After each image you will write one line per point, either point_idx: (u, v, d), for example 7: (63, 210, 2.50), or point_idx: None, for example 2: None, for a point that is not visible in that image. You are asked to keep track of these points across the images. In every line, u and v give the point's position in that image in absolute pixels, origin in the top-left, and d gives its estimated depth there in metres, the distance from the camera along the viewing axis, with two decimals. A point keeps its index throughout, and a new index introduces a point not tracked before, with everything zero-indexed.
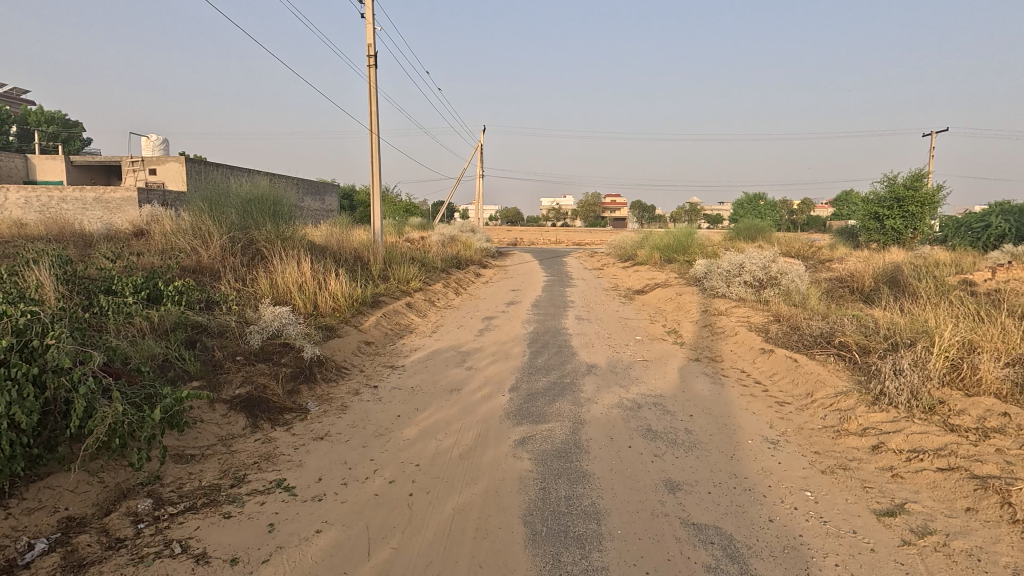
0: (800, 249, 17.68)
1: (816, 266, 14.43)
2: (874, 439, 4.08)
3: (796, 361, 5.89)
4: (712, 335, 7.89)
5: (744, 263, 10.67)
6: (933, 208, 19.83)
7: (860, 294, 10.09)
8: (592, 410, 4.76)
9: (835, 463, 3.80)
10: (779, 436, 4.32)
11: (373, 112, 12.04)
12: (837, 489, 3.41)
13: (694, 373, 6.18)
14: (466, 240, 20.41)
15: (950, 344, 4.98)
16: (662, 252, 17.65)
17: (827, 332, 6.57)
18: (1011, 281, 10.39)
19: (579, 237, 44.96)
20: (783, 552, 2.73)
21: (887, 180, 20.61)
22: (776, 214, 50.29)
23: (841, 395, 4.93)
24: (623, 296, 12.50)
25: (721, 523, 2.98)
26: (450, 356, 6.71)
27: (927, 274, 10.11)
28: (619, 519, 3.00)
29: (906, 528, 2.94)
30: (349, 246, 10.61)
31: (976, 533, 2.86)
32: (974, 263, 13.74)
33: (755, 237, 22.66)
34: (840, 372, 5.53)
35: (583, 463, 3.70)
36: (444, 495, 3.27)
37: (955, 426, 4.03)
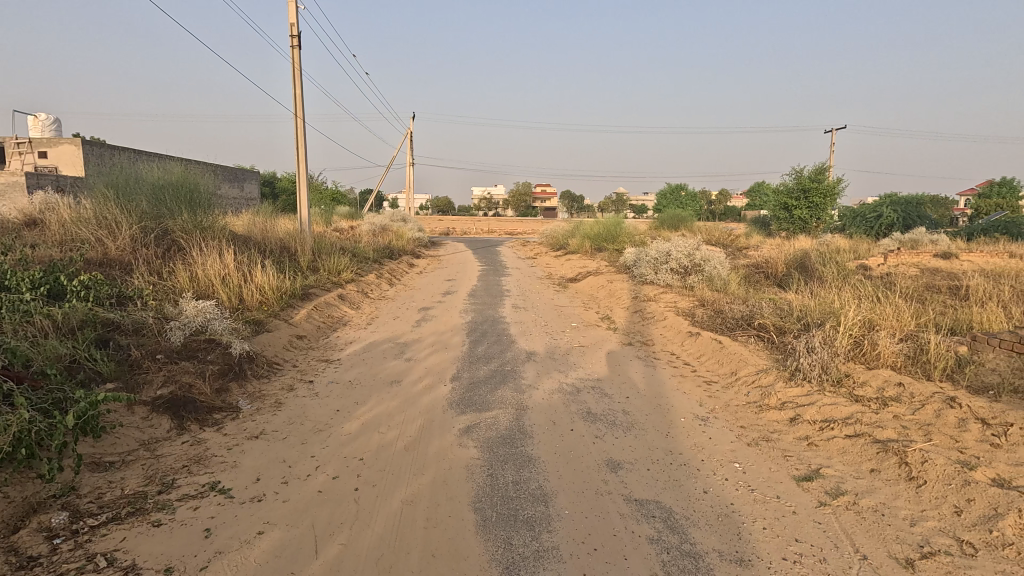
0: (720, 237, 18.74)
1: (733, 253, 15.38)
2: (791, 411, 4.44)
3: (720, 343, 6.28)
4: (643, 320, 8.25)
5: (670, 252, 11.18)
6: (834, 199, 21.61)
7: (774, 279, 10.86)
8: (533, 396, 4.86)
9: (758, 435, 4.11)
10: (709, 413, 4.59)
11: (297, 95, 11.49)
12: (761, 459, 3.69)
13: (628, 357, 6.43)
14: (397, 230, 20.03)
15: (853, 323, 5.48)
16: (592, 241, 18.12)
17: (747, 315, 7.04)
18: (899, 266, 11.54)
19: (511, 226, 45.28)
20: (717, 519, 2.93)
21: (795, 172, 22.22)
22: (695, 204, 52.81)
23: (761, 373, 5.31)
24: (557, 284, 12.76)
25: (661, 497, 3.14)
26: (387, 348, 6.60)
27: (829, 260, 11.06)
28: (566, 500, 3.09)
29: (821, 491, 3.23)
30: (274, 236, 10.10)
31: (880, 492, 3.19)
32: (869, 249, 15.17)
33: (677, 225, 23.82)
34: (760, 351, 5.94)
35: (528, 448, 3.76)
36: (391, 487, 3.23)
37: (859, 397, 4.46)
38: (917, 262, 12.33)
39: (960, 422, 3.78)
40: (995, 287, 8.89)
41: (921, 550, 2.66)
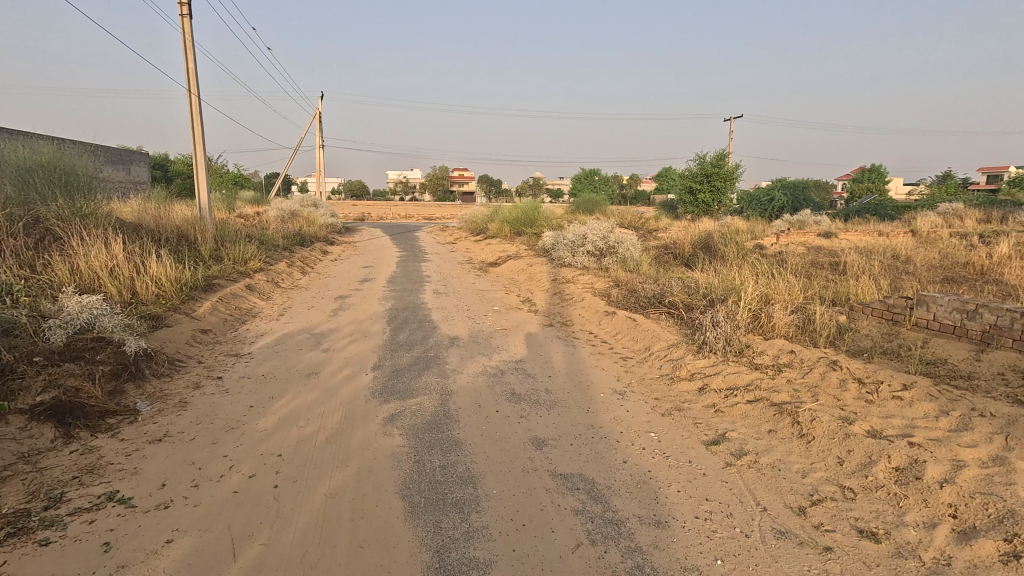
0: (632, 220, 19.54)
1: (644, 235, 16.10)
2: (699, 381, 4.76)
3: (635, 321, 6.58)
4: (562, 301, 8.47)
5: (586, 234, 11.51)
6: (733, 183, 23.17)
7: (681, 259, 11.51)
8: (458, 380, 4.86)
9: (671, 406, 4.38)
10: (626, 387, 4.83)
11: (190, 69, 10.55)
12: (674, 428, 3.94)
13: (549, 337, 6.59)
14: (308, 215, 19.07)
15: (752, 298, 5.95)
16: (511, 225, 18.26)
17: (658, 293, 7.42)
18: (789, 245, 12.63)
19: (428, 211, 44.53)
20: (636, 487, 3.10)
21: (698, 158, 23.56)
22: (608, 188, 54.65)
23: (672, 347, 5.64)
24: (477, 268, 12.76)
25: (584, 470, 3.27)
26: (303, 339, 6.31)
27: (730, 240, 11.89)
28: (494, 480, 3.13)
29: (727, 453, 3.51)
30: (168, 223, 9.28)
31: (777, 449, 3.52)
32: (764, 230, 16.46)
33: (592, 209, 24.55)
34: (670, 327, 6.31)
35: (454, 432, 3.77)
36: (313, 482, 3.12)
37: (758, 365, 4.87)
38: (804, 242, 13.56)
39: (842, 382, 4.24)
40: (867, 262, 9.97)
41: (812, 498, 2.97)
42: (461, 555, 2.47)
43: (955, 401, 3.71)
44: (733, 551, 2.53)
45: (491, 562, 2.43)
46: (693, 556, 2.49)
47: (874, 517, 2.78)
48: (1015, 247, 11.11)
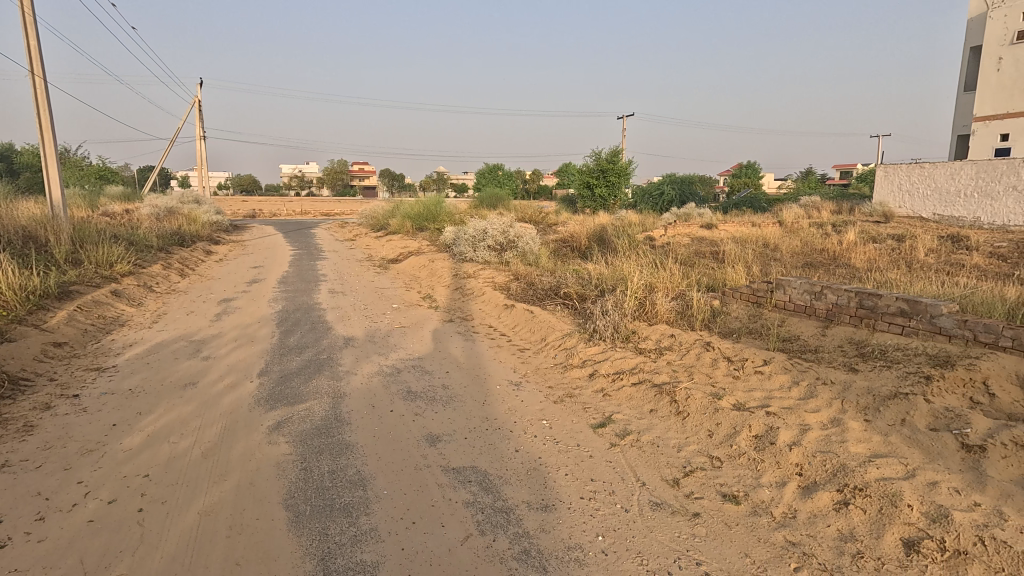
0: (533, 214, 19.96)
1: (545, 229, 16.51)
2: (590, 368, 5.00)
3: (532, 313, 6.75)
4: (463, 296, 8.48)
5: (487, 229, 11.57)
6: (627, 178, 24.38)
7: (579, 252, 11.95)
8: (351, 382, 4.72)
9: (563, 393, 4.55)
10: (521, 378, 4.95)
11: (31, 47, 9.25)
12: (566, 414, 4.10)
13: (448, 333, 6.57)
14: (188, 213, 17.50)
15: (638, 287, 6.33)
16: (413, 220, 17.96)
17: (554, 285, 7.65)
18: (676, 237, 13.54)
19: (326, 207, 42.57)
20: (526, 474, 3.19)
21: (595, 154, 24.50)
22: (512, 183, 55.37)
23: (566, 336, 5.86)
24: (377, 266, 12.42)
25: (477, 462, 3.31)
26: (179, 347, 5.81)
27: (623, 233, 12.51)
28: (385, 480, 3.09)
29: (612, 434, 3.72)
30: (9, 224, 8.10)
31: (657, 427, 3.79)
32: (654, 222, 17.50)
33: (495, 204, 24.75)
34: (565, 318, 6.55)
35: (345, 436, 3.66)
36: (185, 501, 2.89)
37: (642, 349, 5.20)
38: (689, 233, 14.59)
39: (713, 361, 4.65)
40: (742, 251, 10.93)
41: (685, 470, 3.23)
42: (348, 560, 2.41)
43: (803, 372, 4.20)
44: (613, 526, 2.69)
45: (378, 563, 2.40)
46: (576, 535, 2.62)
47: (735, 481, 3.08)
48: (860, 235, 12.68)
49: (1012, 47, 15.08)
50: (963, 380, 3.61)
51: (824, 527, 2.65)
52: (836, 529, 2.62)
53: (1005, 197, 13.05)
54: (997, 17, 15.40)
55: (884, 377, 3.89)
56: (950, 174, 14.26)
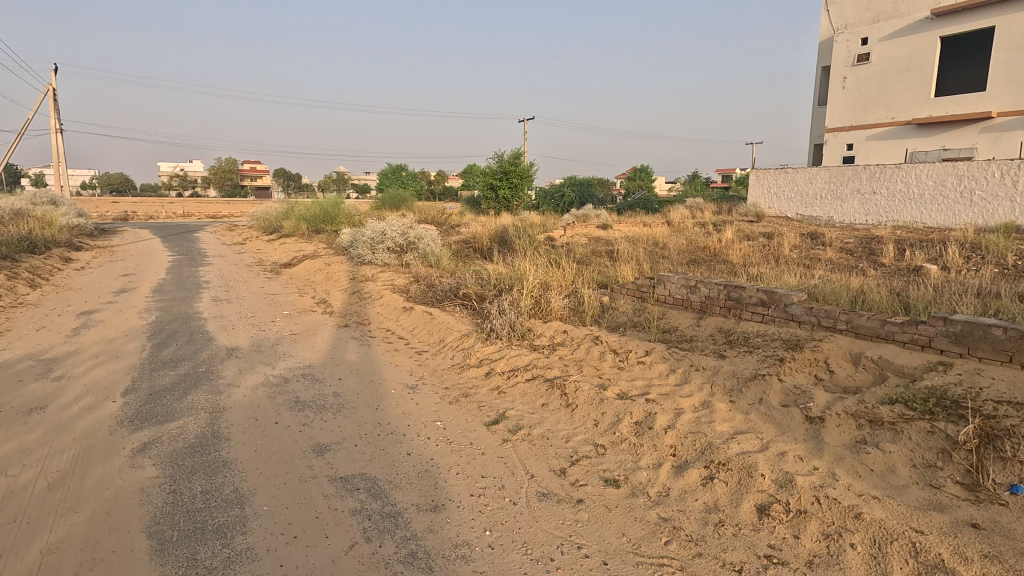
0: (436, 216, 19.78)
1: (448, 230, 16.44)
2: (486, 367, 5.06)
3: (431, 315, 6.71)
4: (360, 300, 8.23)
5: (386, 231, 11.29)
6: (529, 180, 24.88)
7: (480, 253, 12.02)
8: (232, 395, 4.42)
9: (459, 393, 4.57)
10: (417, 381, 4.90)
11: None
12: (460, 413, 4.12)
13: (344, 339, 6.35)
14: (40, 216, 15.41)
15: (533, 286, 6.50)
16: (309, 222, 17.11)
17: (454, 286, 7.64)
18: (575, 237, 14.04)
19: (212, 209, 39.44)
20: (417, 477, 3.17)
21: (497, 156, 24.72)
22: (416, 184, 54.54)
23: (463, 337, 5.89)
24: (268, 271, 11.69)
25: (367, 469, 3.24)
26: (25, 368, 5.11)
27: (523, 234, 12.76)
28: (266, 495, 2.93)
29: (505, 430, 3.80)
30: None
31: (547, 420, 3.92)
32: (554, 223, 18.03)
33: (398, 205, 24.23)
34: (463, 318, 6.58)
35: (222, 453, 3.42)
36: (25, 540, 2.56)
37: (536, 346, 5.35)
38: (586, 233, 15.19)
39: (601, 354, 4.90)
40: (633, 249, 11.56)
41: (572, 459, 3.37)
42: None
43: (680, 360, 4.54)
44: (501, 520, 2.75)
45: None
46: (464, 533, 2.64)
47: (617, 466, 3.27)
48: (736, 234, 13.89)
49: (854, 68, 17.26)
50: (809, 360, 4.10)
51: (693, 501, 2.88)
52: (703, 503, 2.86)
53: (851, 199, 14.91)
54: (842, 41, 17.56)
55: (746, 361, 4.32)
56: (808, 178, 16.01)
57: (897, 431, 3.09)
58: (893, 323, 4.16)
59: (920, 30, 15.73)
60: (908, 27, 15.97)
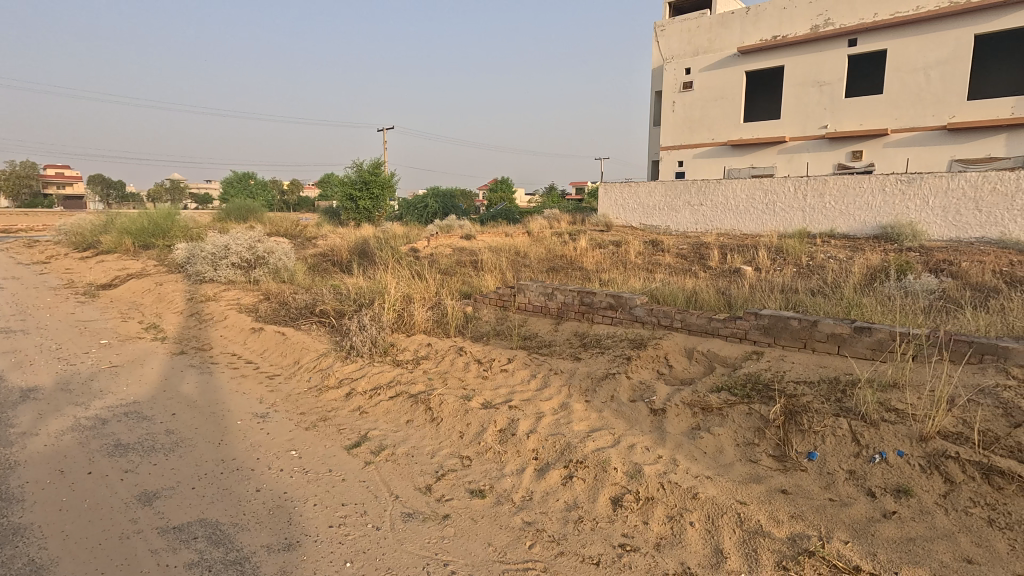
0: (289, 227, 18.48)
1: (303, 243, 15.44)
2: (346, 387, 4.80)
3: (283, 335, 6.23)
4: (200, 323, 7.37)
5: (230, 245, 10.27)
6: (391, 190, 24.31)
7: (339, 266, 11.45)
8: (28, 446, 3.67)
9: (316, 417, 4.28)
10: (268, 408, 4.50)
11: None
12: (317, 440, 3.86)
13: (179, 368, 5.62)
14: None
15: (395, 298, 6.34)
16: (134, 236, 14.97)
17: (309, 302, 7.17)
18: (438, 248, 13.98)
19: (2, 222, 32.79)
20: (268, 514, 2.89)
21: (356, 165, 23.82)
22: (266, 194, 50.54)
23: (321, 357, 5.54)
24: (80, 294, 9.99)
25: (206, 514, 2.88)
26: None
27: (385, 245, 12.41)
28: (74, 562, 2.48)
29: (367, 452, 3.63)
30: None
31: (412, 437, 3.83)
32: (418, 234, 17.81)
33: (245, 216, 22.22)
34: (321, 337, 6.20)
35: (13, 518, 2.81)
36: None
37: (400, 361, 5.22)
38: (450, 244, 15.22)
39: (465, 365, 4.91)
40: (496, 259, 11.82)
41: (437, 475, 3.32)
42: None
43: (540, 365, 4.72)
44: (363, 548, 2.61)
45: None
46: (322, 569, 2.46)
47: (483, 476, 3.29)
48: (590, 242, 14.86)
49: (681, 94, 19.48)
50: (652, 357, 4.51)
51: (554, 501, 3.00)
52: (563, 501, 2.99)
53: (683, 210, 16.77)
54: (670, 69, 19.72)
55: (599, 362, 4.63)
56: (648, 191, 17.69)
57: (723, 415, 3.51)
58: (717, 319, 4.73)
59: (731, 64, 18.23)
60: (721, 61, 18.41)
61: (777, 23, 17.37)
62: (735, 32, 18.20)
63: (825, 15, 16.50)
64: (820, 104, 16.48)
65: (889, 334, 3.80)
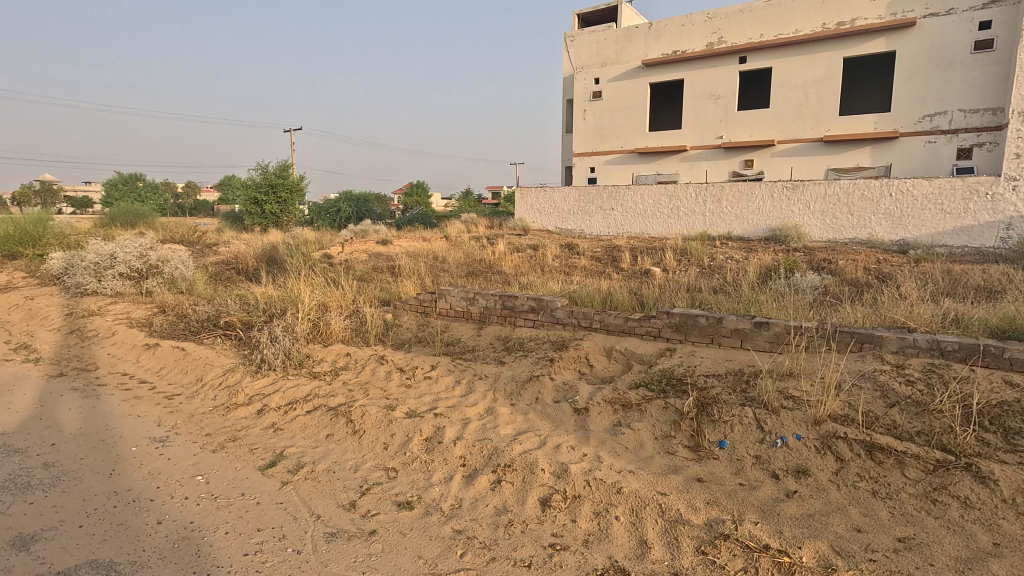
0: (186, 233, 17.08)
1: (202, 250, 14.32)
2: (257, 404, 4.51)
3: (183, 351, 5.74)
4: (82, 340, 6.62)
5: (117, 253, 9.32)
6: (300, 194, 23.19)
7: (245, 274, 10.75)
8: None
9: (225, 438, 3.98)
10: (168, 431, 4.12)
11: None
12: (227, 462, 3.58)
13: (58, 392, 5.00)
14: None
15: (310, 308, 6.04)
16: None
17: (213, 314, 6.66)
18: (353, 254, 13.51)
19: None
20: (173, 548, 2.64)
21: (261, 167, 22.49)
22: (157, 197, 46.41)
23: (227, 372, 5.16)
24: None
25: (98, 554, 2.58)
26: None
27: (296, 252, 11.80)
28: None
29: (283, 471, 3.43)
30: None
31: (332, 453, 3.67)
32: (331, 240, 17.11)
33: (133, 221, 20.26)
34: (227, 351, 5.78)
35: None
36: None
37: (316, 373, 4.98)
38: (366, 250, 14.76)
39: (387, 374, 4.78)
40: (414, 265, 11.61)
41: (362, 490, 3.19)
42: None
43: (464, 371, 4.70)
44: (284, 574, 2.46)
45: None
46: None
47: (410, 487, 3.21)
48: (508, 246, 14.98)
49: (592, 102, 20.20)
50: (573, 358, 4.62)
51: (484, 508, 2.98)
52: (493, 507, 2.98)
53: (596, 215, 17.39)
54: (580, 78, 20.41)
55: (522, 365, 4.68)
56: (563, 196, 18.16)
57: (642, 411, 3.67)
58: (633, 319, 4.94)
59: (636, 75, 19.16)
60: (627, 72, 19.29)
61: (676, 38, 18.43)
62: (639, 46, 19.12)
63: (719, 33, 17.67)
64: (716, 116, 17.75)
65: (785, 328, 4.16)
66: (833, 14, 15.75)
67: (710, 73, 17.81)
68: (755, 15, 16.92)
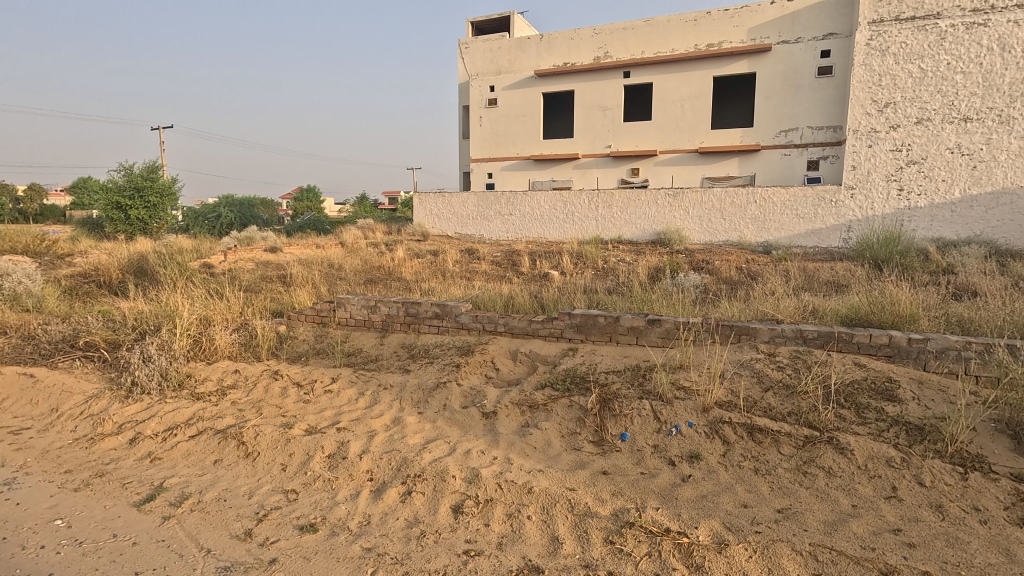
0: (30, 243, 14.84)
1: (52, 262, 12.51)
2: (130, 432, 4.02)
3: (33, 378, 4.97)
4: None
5: None
6: (172, 199, 21.09)
7: (107, 288, 9.56)
8: None
9: (90, 473, 3.50)
10: (15, 472, 3.54)
11: None
12: (93, 501, 3.15)
13: None
14: None
15: (190, 322, 5.50)
16: None
17: (68, 334, 5.84)
18: (237, 263, 12.52)
19: None
20: None
21: (123, 168, 20.15)
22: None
23: (90, 399, 4.55)
24: None
25: None
26: None
27: (169, 261, 10.71)
28: None
29: (164, 505, 3.08)
30: None
31: (221, 479, 3.36)
32: (210, 248, 15.72)
33: None
34: (89, 376, 5.10)
35: None
36: None
37: (200, 394, 4.54)
38: (252, 258, 13.73)
39: (282, 391, 4.48)
40: (307, 273, 11.00)
41: (258, 516, 2.96)
42: None
43: (367, 382, 4.53)
44: None
45: None
46: None
47: (313, 509, 3.02)
48: (407, 252, 14.70)
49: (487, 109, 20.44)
50: (479, 362, 4.63)
51: (394, 521, 2.89)
52: (403, 519, 2.90)
53: (495, 220, 17.60)
54: (476, 85, 20.59)
55: (428, 372, 4.61)
56: (462, 202, 18.18)
57: (548, 410, 3.76)
58: (536, 321, 5.05)
59: (529, 84, 19.69)
60: (521, 81, 19.77)
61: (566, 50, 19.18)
62: (531, 56, 19.66)
63: (604, 48, 18.66)
64: (604, 126, 18.73)
65: (674, 324, 4.48)
66: (703, 37, 17.25)
67: (598, 85, 18.76)
68: (636, 33, 18.08)
